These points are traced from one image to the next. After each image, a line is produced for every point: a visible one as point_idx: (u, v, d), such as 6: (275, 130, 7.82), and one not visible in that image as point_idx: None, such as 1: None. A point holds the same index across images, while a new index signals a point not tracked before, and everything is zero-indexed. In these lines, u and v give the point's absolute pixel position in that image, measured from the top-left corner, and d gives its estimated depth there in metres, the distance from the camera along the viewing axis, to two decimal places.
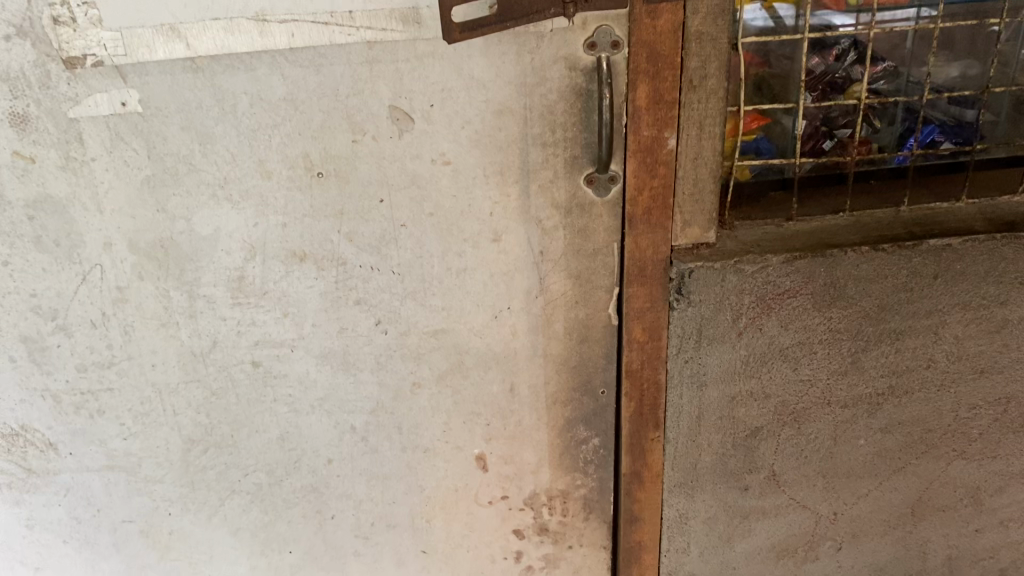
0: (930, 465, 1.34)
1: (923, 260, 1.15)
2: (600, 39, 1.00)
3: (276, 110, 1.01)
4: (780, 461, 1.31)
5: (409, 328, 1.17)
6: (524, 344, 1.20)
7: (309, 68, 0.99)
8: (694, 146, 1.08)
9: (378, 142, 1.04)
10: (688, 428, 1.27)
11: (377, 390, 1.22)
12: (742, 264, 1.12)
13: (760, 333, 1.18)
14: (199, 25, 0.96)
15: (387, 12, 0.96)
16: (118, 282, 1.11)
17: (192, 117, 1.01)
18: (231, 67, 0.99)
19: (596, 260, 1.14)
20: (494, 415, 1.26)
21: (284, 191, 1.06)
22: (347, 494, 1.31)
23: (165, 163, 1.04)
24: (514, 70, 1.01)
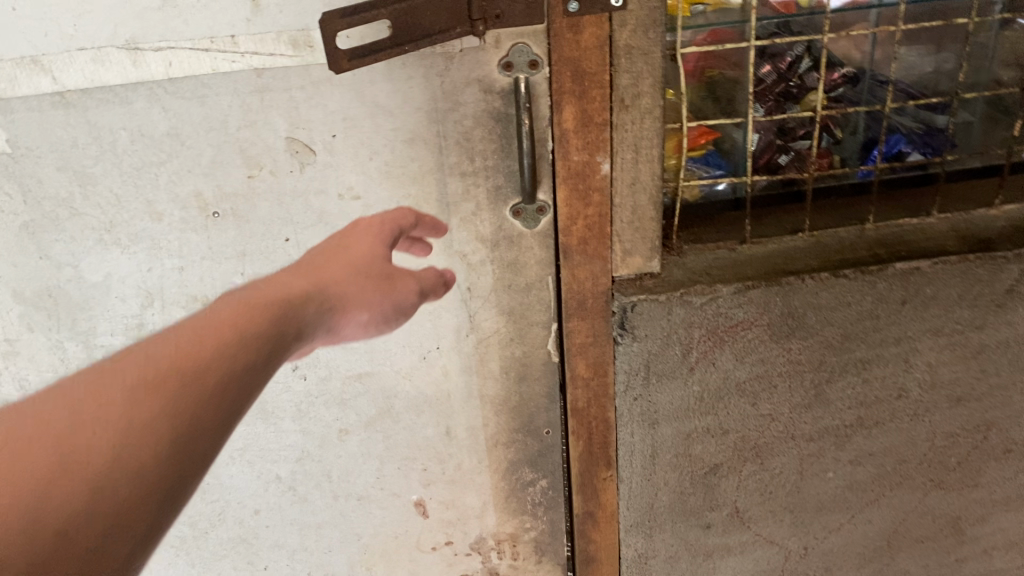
0: (906, 496, 1.24)
1: (889, 285, 1.05)
2: (516, 59, 0.89)
3: (160, 146, 0.91)
4: (743, 497, 1.21)
5: (329, 373, 1.08)
6: (457, 386, 1.10)
7: (192, 99, 0.88)
8: (631, 169, 0.97)
9: (277, 177, 0.94)
10: (642, 468, 1.17)
11: (301, 437, 1.12)
12: (689, 296, 1.02)
13: (713, 368, 1.08)
14: (64, 56, 0.84)
15: (274, 36, 0.85)
16: (7, 333, 1.01)
17: (67, 157, 0.91)
18: (106, 101, 0.88)
19: (530, 295, 1.05)
20: (430, 460, 1.16)
21: (178, 233, 0.96)
22: (279, 545, 1.21)
23: (43, 208, 0.94)
24: (422, 94, 0.90)
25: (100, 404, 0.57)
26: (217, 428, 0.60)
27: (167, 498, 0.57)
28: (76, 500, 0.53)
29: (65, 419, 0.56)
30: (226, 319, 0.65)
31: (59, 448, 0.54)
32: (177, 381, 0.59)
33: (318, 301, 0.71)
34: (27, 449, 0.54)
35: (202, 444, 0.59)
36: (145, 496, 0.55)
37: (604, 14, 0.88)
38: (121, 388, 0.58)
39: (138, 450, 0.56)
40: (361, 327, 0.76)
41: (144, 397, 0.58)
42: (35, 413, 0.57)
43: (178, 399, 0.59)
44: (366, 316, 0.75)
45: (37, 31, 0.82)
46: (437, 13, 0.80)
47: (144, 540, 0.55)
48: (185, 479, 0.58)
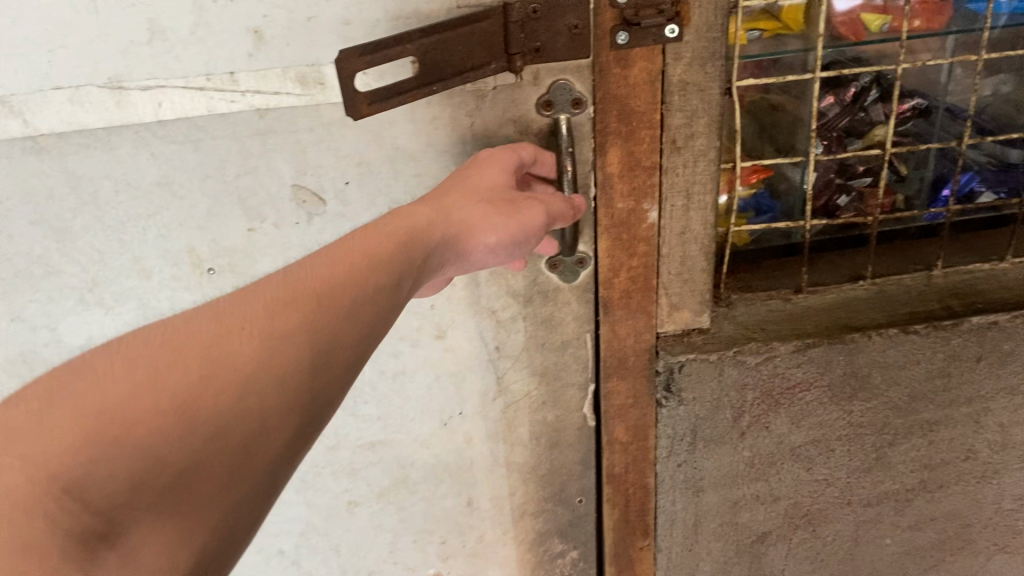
0: (967, 561, 1.14)
1: (963, 342, 0.94)
2: (558, 97, 0.77)
3: (148, 197, 0.77)
4: (792, 566, 1.10)
5: (338, 442, 0.96)
6: (482, 453, 0.99)
7: (185, 143, 0.75)
8: (681, 218, 0.87)
9: (281, 230, 0.80)
10: (683, 536, 1.06)
11: (306, 510, 1.00)
12: (742, 354, 0.91)
13: (767, 433, 0.98)
14: (37, 95, 0.71)
15: (279, 72, 0.72)
16: None
17: (41, 209, 0.77)
18: (85, 146, 0.74)
19: (566, 354, 0.94)
20: (450, 532, 1.05)
21: (169, 291, 0.82)
22: None
23: (14, 266, 0.80)
24: (449, 138, 0.78)
25: (241, 316, 0.51)
26: (350, 348, 0.55)
27: (304, 415, 0.52)
28: (227, 403, 0.48)
29: (206, 325, 0.50)
30: (357, 246, 0.58)
31: (207, 352, 0.49)
32: (318, 299, 0.54)
33: (445, 229, 0.63)
34: (176, 350, 0.48)
35: (337, 362, 0.54)
36: (285, 410, 0.50)
37: (656, 46, 0.77)
38: (259, 303, 0.52)
39: (281, 362, 0.50)
40: (491, 255, 0.66)
41: (286, 312, 0.52)
42: (171, 319, 0.51)
43: (316, 318, 0.53)
44: (499, 238, 0.64)
45: (3, 67, 0.69)
46: (469, 47, 0.69)
47: (285, 451, 0.51)
48: (321, 394, 0.53)
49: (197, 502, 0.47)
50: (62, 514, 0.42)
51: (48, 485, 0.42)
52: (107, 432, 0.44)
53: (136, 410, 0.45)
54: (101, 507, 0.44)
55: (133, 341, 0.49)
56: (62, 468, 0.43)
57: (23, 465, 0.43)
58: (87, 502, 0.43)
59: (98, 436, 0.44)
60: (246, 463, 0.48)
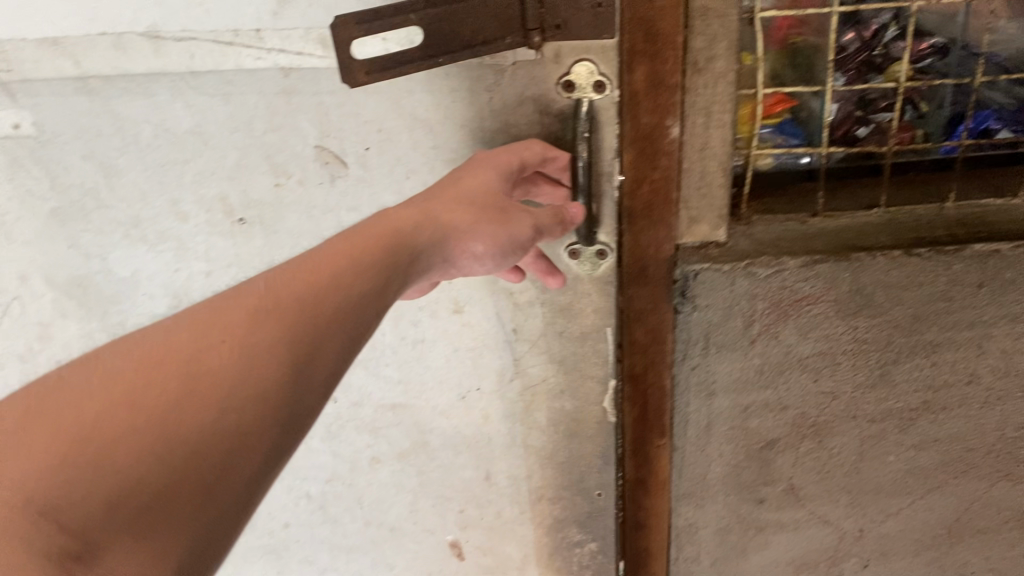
0: (971, 485, 1.10)
1: (966, 267, 0.91)
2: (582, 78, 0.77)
3: (183, 144, 0.81)
4: (799, 475, 1.07)
5: (362, 399, 1.01)
6: (499, 432, 1.04)
7: (216, 96, 0.78)
8: (702, 134, 0.85)
9: (305, 188, 0.82)
10: (695, 436, 1.02)
11: (330, 458, 1.06)
12: (754, 266, 0.88)
13: (776, 341, 0.95)
14: (85, 40, 0.75)
15: (301, 34, 0.74)
16: (40, 317, 0.92)
17: (92, 148, 0.81)
18: (130, 92, 0.78)
19: (585, 345, 0.97)
20: (470, 503, 1.09)
21: (203, 237, 0.86)
22: (308, 560, 1.15)
23: (70, 196, 0.84)
24: (468, 112, 0.78)
25: (220, 328, 0.53)
26: (334, 353, 0.57)
27: (289, 423, 0.53)
28: (209, 412, 0.49)
29: (185, 339, 0.52)
30: (337, 252, 0.61)
31: (186, 364, 0.50)
32: (299, 308, 0.56)
33: (431, 233, 0.65)
34: (156, 365, 0.50)
35: (319, 369, 0.56)
36: (268, 418, 0.51)
37: None
38: (239, 313, 0.54)
39: (261, 371, 0.52)
40: (479, 262, 0.68)
41: (266, 321, 0.54)
42: (150, 335, 0.53)
43: (297, 326, 0.55)
44: (480, 245, 0.67)
45: (56, 10, 0.73)
46: (480, 19, 0.70)
47: (270, 458, 0.52)
48: (305, 402, 0.54)
49: (179, 518, 0.47)
50: (38, 536, 0.44)
51: (26, 510, 0.45)
52: (82, 456, 0.46)
53: (114, 429, 0.47)
54: (77, 528, 0.45)
55: (115, 356, 0.51)
56: (39, 492, 0.45)
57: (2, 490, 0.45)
58: (62, 523, 0.45)
59: (74, 457, 0.46)
60: (228, 479, 0.49)
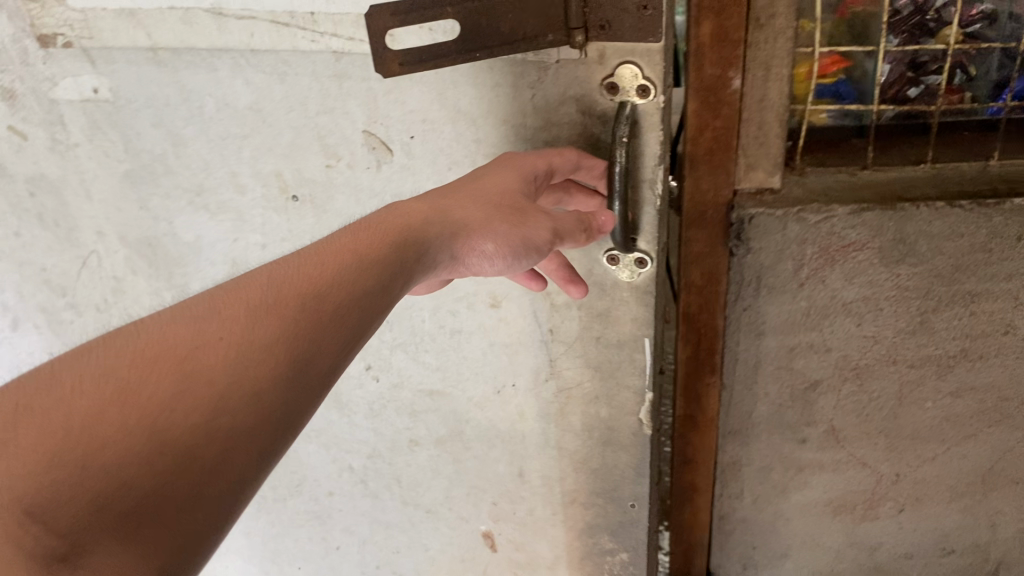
0: (1007, 435, 1.06)
1: (1008, 221, 0.89)
2: (624, 80, 0.69)
3: (243, 119, 0.81)
4: (839, 416, 1.06)
5: (402, 380, 0.89)
6: (533, 430, 0.89)
7: (273, 75, 0.77)
8: (760, 88, 0.84)
9: (353, 171, 0.81)
10: (743, 372, 1.03)
11: (371, 436, 0.95)
12: (805, 213, 0.89)
13: (821, 286, 0.95)
14: (157, 13, 0.75)
15: (353, 19, 0.71)
16: (115, 272, 0.97)
17: (162, 115, 0.83)
18: (195, 65, 0.79)
19: (621, 353, 0.80)
20: (502, 497, 0.96)
21: (260, 211, 0.87)
22: (352, 531, 1.05)
23: (143, 160, 0.88)
24: (510, 107, 0.73)
25: (218, 326, 0.55)
26: (332, 350, 0.58)
27: (282, 421, 0.55)
28: (198, 416, 0.51)
29: (183, 336, 0.54)
30: (344, 242, 0.62)
31: (180, 364, 0.53)
32: (299, 302, 0.58)
33: (441, 225, 0.65)
34: (152, 363, 0.53)
35: (315, 369, 0.57)
36: (259, 418, 0.54)
37: None
38: (239, 309, 0.56)
39: (254, 370, 0.54)
40: (488, 262, 0.67)
41: (264, 318, 0.56)
42: (151, 327, 0.55)
43: (296, 322, 0.57)
44: (488, 246, 0.66)
45: None
46: (523, 16, 0.66)
47: (262, 455, 0.54)
48: (301, 397, 0.56)
49: (162, 521, 0.49)
50: (27, 535, 0.47)
51: (15, 511, 0.47)
52: (68, 458, 0.49)
53: (103, 432, 0.49)
54: (60, 532, 0.47)
55: (109, 351, 0.53)
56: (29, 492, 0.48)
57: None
58: (45, 525, 0.47)
59: (64, 459, 0.49)
60: (215, 480, 0.51)
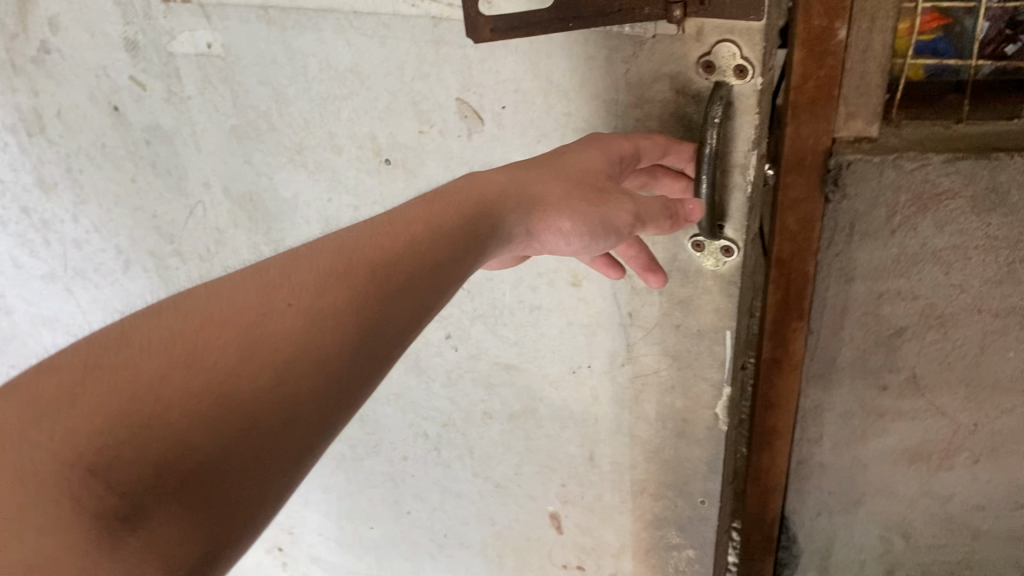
0: None
1: None
2: (721, 59, 0.66)
3: (343, 80, 0.79)
4: (922, 366, 0.98)
5: (481, 352, 0.83)
6: (607, 416, 0.82)
7: (373, 38, 0.76)
8: (865, 38, 0.73)
9: (446, 138, 0.79)
10: (829, 320, 0.95)
11: (448, 406, 0.90)
12: (901, 160, 0.81)
13: (912, 233, 0.86)
14: None
15: None
16: (219, 224, 0.97)
17: (267, 73, 0.82)
18: (301, 25, 0.78)
19: (702, 344, 0.74)
20: (573, 481, 0.90)
21: (354, 173, 0.85)
22: (422, 497, 1.01)
23: (248, 117, 0.87)
24: (604, 81, 0.70)
25: (283, 295, 0.55)
26: (394, 325, 0.58)
27: (340, 394, 0.55)
28: (262, 383, 0.51)
29: (248, 304, 0.54)
30: (412, 217, 0.62)
31: (246, 330, 0.53)
32: (365, 277, 0.58)
33: (516, 203, 0.64)
34: (217, 328, 0.53)
35: (376, 345, 0.57)
36: (319, 391, 0.54)
37: None
38: (304, 279, 0.57)
39: (318, 341, 0.54)
40: (563, 240, 0.65)
41: (329, 290, 0.56)
42: (216, 295, 0.55)
43: (360, 296, 0.57)
44: (565, 225, 0.64)
45: None
46: None
47: (318, 429, 0.54)
48: (361, 372, 0.56)
49: (219, 488, 0.49)
50: (86, 493, 0.46)
51: (74, 465, 0.47)
52: (133, 418, 0.48)
53: (169, 393, 0.49)
54: (122, 491, 0.47)
55: (172, 318, 0.53)
56: (90, 450, 0.47)
57: (50, 443, 0.47)
58: (109, 484, 0.47)
59: (128, 417, 0.48)
60: (274, 449, 0.51)
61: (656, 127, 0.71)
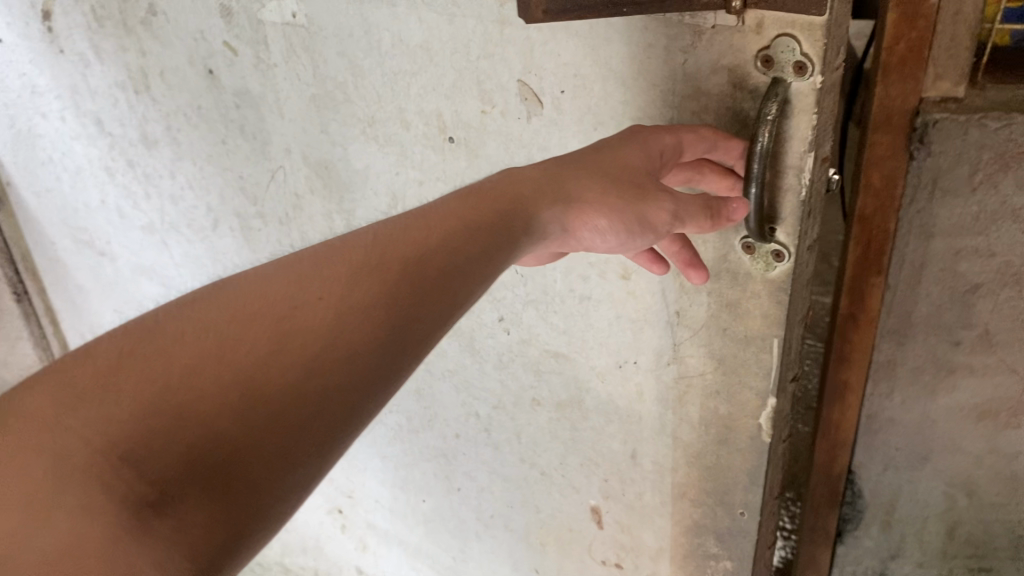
0: None
1: None
2: (779, 54, 0.62)
3: (414, 56, 0.78)
4: (1001, 316, 1.00)
5: (532, 338, 0.81)
6: (650, 414, 0.78)
7: (443, 16, 0.74)
8: None
9: (506, 120, 0.76)
10: (913, 275, 1.01)
11: (497, 389, 0.85)
12: (987, 120, 0.86)
13: (994, 191, 0.91)
14: None
15: None
16: (296, 188, 0.92)
17: (346, 45, 0.81)
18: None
19: (748, 348, 0.71)
20: (614, 479, 0.82)
21: (419, 149, 0.82)
22: (474, 478, 0.92)
23: (327, 88, 0.84)
24: (661, 71, 0.68)
25: (318, 285, 0.55)
26: (432, 316, 0.57)
27: (374, 389, 0.54)
28: (294, 374, 0.51)
29: (283, 293, 0.54)
30: (453, 206, 0.61)
31: (280, 320, 0.53)
32: (402, 267, 0.57)
33: (552, 197, 0.62)
34: (252, 318, 0.52)
35: (412, 337, 0.56)
36: (351, 385, 0.53)
37: None
38: (340, 269, 0.56)
39: (351, 334, 0.54)
40: (599, 237, 0.63)
41: (365, 281, 0.56)
42: (253, 284, 0.55)
43: (397, 288, 0.56)
44: (601, 223, 0.62)
45: None
46: None
47: (350, 422, 0.53)
48: (395, 364, 0.56)
49: (247, 479, 0.49)
50: (117, 480, 0.47)
51: (107, 452, 0.47)
52: (165, 408, 0.48)
53: (201, 382, 0.49)
54: (152, 477, 0.47)
55: (209, 307, 0.53)
56: (121, 439, 0.48)
57: (82, 432, 0.48)
58: (139, 471, 0.47)
59: (159, 407, 0.48)
60: (304, 441, 0.51)
61: (711, 121, 0.67)
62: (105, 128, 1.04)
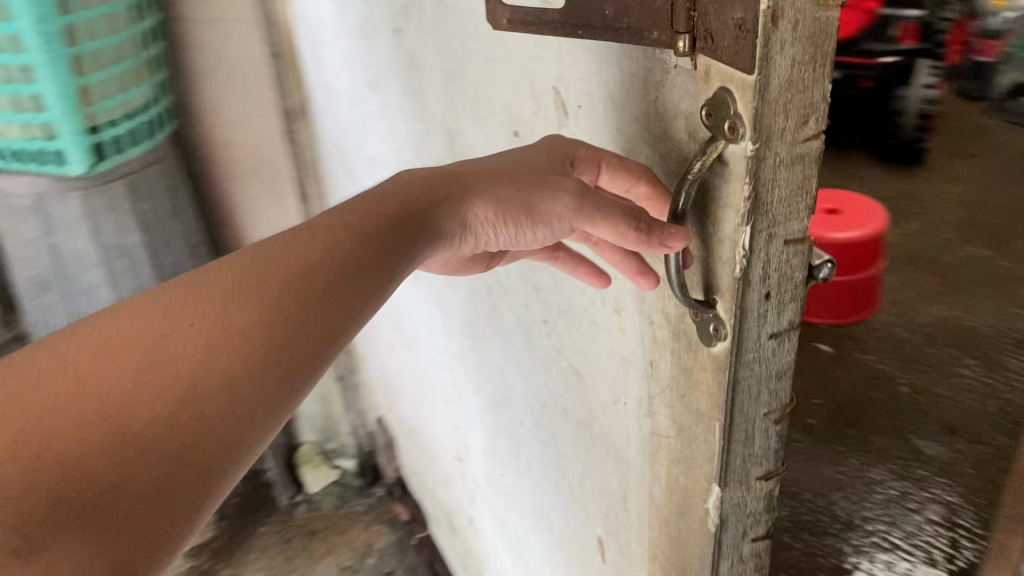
0: None
1: None
2: (718, 110, 0.54)
3: (493, 46, 0.78)
4: None
5: (562, 349, 0.79)
6: (635, 462, 0.72)
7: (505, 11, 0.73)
8: None
9: (549, 125, 0.74)
10: None
11: (543, 391, 0.84)
12: None
13: None
14: None
15: None
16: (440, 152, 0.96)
17: (460, 24, 0.83)
18: None
19: (699, 423, 0.63)
20: (611, 517, 0.77)
21: (501, 138, 0.82)
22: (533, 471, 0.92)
23: (452, 62, 0.87)
24: (641, 103, 0.62)
25: (191, 311, 0.54)
26: (319, 335, 0.57)
27: (256, 411, 0.53)
28: (161, 402, 0.49)
29: (149, 322, 0.53)
30: (336, 233, 0.61)
31: (145, 351, 0.51)
32: (284, 287, 0.57)
33: (446, 194, 0.66)
34: (115, 350, 0.51)
35: (296, 357, 0.56)
36: (229, 408, 0.51)
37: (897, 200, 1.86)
38: (213, 292, 0.55)
39: (225, 355, 0.53)
40: (493, 230, 0.66)
41: (239, 301, 0.55)
42: (114, 319, 0.54)
43: (277, 307, 0.56)
44: (488, 213, 0.65)
45: None
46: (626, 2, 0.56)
47: (235, 446, 0.51)
48: (279, 386, 0.54)
49: (124, 518, 0.46)
50: None
51: None
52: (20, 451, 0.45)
53: (56, 424, 0.47)
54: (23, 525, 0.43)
55: (66, 348, 0.51)
56: None
57: None
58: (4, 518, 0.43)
59: (19, 453, 0.45)
60: (182, 470, 0.48)
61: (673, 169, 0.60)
62: (350, 66, 1.15)
